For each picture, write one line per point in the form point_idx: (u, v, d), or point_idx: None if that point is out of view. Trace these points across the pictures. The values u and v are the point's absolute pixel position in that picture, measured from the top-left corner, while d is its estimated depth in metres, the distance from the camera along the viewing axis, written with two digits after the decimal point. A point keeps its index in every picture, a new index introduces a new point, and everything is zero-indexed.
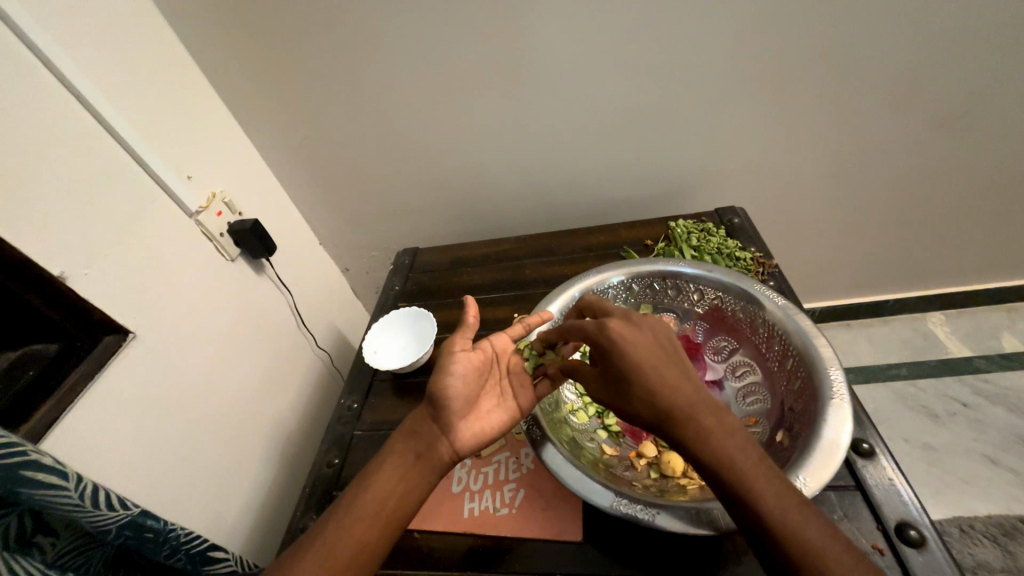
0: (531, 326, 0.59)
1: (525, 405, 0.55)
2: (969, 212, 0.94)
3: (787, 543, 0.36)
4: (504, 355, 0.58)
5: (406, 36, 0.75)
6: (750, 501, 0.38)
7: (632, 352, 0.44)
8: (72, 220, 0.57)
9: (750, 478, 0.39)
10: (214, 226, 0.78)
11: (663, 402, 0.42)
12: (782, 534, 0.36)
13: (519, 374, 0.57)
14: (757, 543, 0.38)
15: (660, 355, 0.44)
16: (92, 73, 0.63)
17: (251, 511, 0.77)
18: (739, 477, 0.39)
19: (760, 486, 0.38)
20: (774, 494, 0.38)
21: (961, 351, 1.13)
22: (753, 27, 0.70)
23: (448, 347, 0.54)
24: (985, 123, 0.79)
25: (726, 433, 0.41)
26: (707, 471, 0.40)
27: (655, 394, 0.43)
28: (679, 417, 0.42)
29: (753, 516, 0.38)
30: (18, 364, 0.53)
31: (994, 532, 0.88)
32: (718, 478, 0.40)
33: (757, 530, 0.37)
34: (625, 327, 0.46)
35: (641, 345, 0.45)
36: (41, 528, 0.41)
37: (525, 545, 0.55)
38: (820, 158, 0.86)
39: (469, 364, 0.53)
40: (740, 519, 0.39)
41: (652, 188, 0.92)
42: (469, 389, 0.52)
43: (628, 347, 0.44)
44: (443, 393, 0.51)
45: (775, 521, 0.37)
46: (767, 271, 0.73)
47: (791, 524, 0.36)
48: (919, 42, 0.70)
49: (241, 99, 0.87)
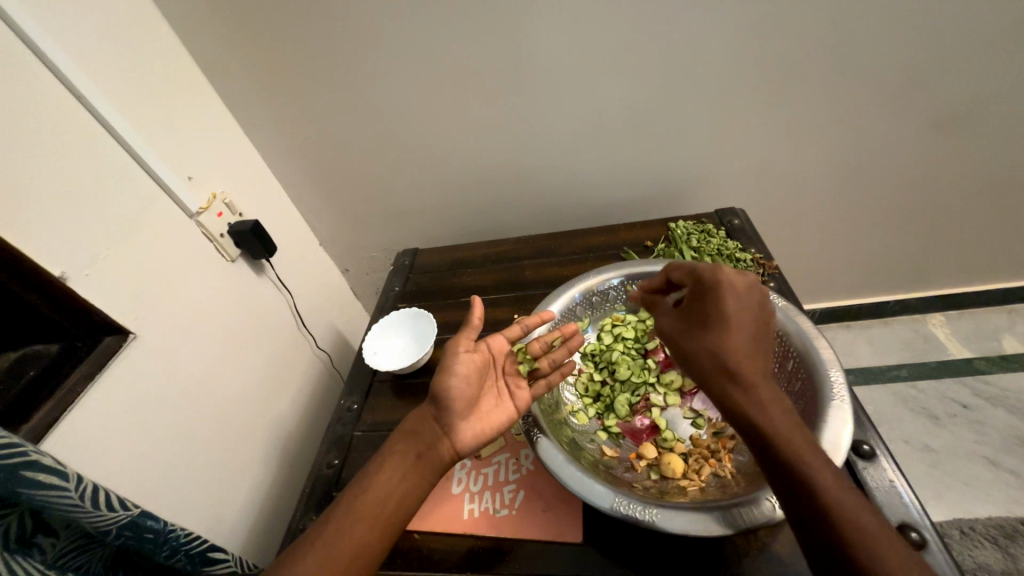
0: (528, 328, 0.60)
1: (522, 407, 0.55)
2: (968, 213, 0.94)
3: (831, 513, 0.36)
4: (503, 355, 0.58)
5: (405, 37, 0.76)
6: (797, 471, 0.38)
7: (726, 304, 0.45)
8: (71, 221, 0.57)
9: (809, 457, 0.39)
10: (214, 227, 0.78)
11: (734, 361, 0.43)
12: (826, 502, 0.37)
13: (516, 377, 0.57)
14: (796, 512, 0.38)
15: (750, 311, 0.45)
16: (93, 74, 0.63)
17: (251, 512, 0.77)
18: (789, 447, 0.39)
19: (810, 459, 0.39)
20: (820, 465, 0.38)
21: (961, 353, 1.13)
22: (753, 28, 0.70)
23: (451, 347, 0.54)
24: (986, 124, 0.79)
25: (779, 405, 0.41)
26: (756, 438, 0.40)
27: (730, 348, 0.43)
28: (741, 379, 0.42)
29: (799, 485, 0.38)
30: (18, 364, 0.53)
31: (995, 534, 0.88)
32: (767, 446, 0.40)
33: (808, 507, 0.37)
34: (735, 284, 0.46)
35: (736, 300, 0.45)
36: (41, 528, 0.41)
37: (525, 546, 0.55)
38: (820, 159, 0.86)
39: (472, 364, 0.54)
40: (782, 485, 0.39)
41: (651, 189, 0.92)
42: (471, 390, 0.53)
43: (724, 297, 0.45)
44: (444, 392, 0.51)
45: (827, 494, 0.37)
46: (767, 272, 0.73)
47: (836, 495, 0.37)
48: (919, 43, 0.70)
49: (242, 99, 0.87)
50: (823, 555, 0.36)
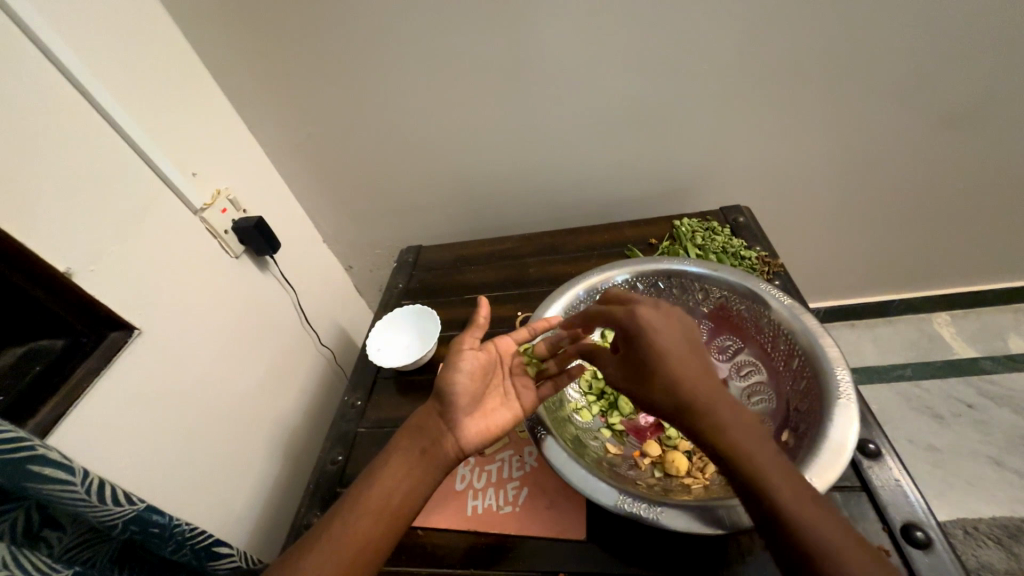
0: (536, 330, 0.59)
1: (528, 406, 0.54)
2: (974, 212, 0.93)
3: (800, 538, 0.35)
4: (510, 355, 0.58)
5: (409, 33, 0.75)
6: (763, 491, 0.37)
7: (659, 340, 0.45)
8: (76, 217, 0.57)
9: (767, 473, 0.38)
10: (218, 223, 0.78)
11: (683, 391, 0.42)
12: (792, 524, 0.36)
13: (522, 376, 0.57)
14: (766, 533, 0.37)
15: (687, 344, 0.45)
16: (97, 69, 0.63)
17: (255, 508, 0.77)
18: (753, 468, 0.38)
19: (776, 480, 0.38)
20: (788, 487, 0.37)
21: (965, 352, 1.13)
22: (759, 25, 0.69)
23: (457, 345, 0.54)
24: (995, 122, 0.78)
25: (741, 427, 0.40)
26: (720, 460, 0.40)
27: (677, 380, 0.43)
28: (697, 408, 0.41)
29: (766, 506, 0.37)
30: (22, 360, 0.53)
31: (999, 534, 0.88)
32: (731, 470, 0.39)
33: (772, 523, 0.37)
34: (657, 316, 0.47)
35: (670, 333, 0.45)
36: (47, 522, 0.41)
37: (528, 543, 0.55)
38: (825, 157, 0.85)
39: (477, 362, 0.54)
40: (750, 506, 0.38)
41: (656, 186, 0.92)
42: (476, 387, 0.53)
43: (656, 333, 0.45)
44: (450, 389, 0.51)
45: (787, 511, 0.36)
46: (772, 270, 0.73)
47: (797, 511, 0.36)
48: (928, 40, 0.69)
49: (245, 96, 0.87)
50: None
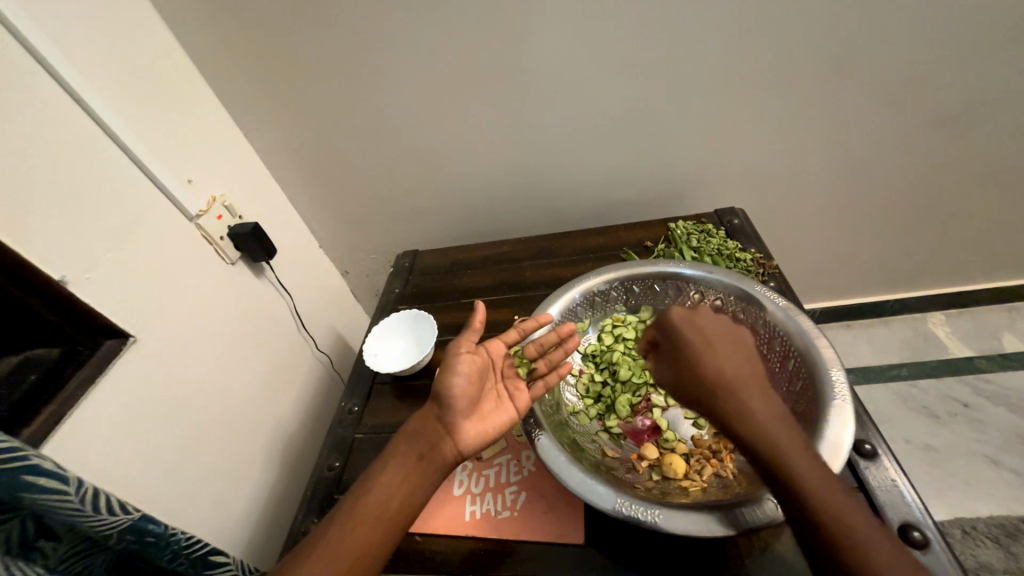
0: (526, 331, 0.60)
1: (522, 407, 0.55)
2: (967, 212, 0.94)
3: (827, 524, 0.38)
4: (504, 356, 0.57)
5: (404, 39, 0.76)
6: (794, 482, 0.40)
7: (701, 329, 0.48)
8: (71, 225, 0.57)
9: (798, 464, 0.40)
10: (214, 230, 0.78)
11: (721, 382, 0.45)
12: (819, 512, 0.38)
13: (515, 379, 0.57)
14: (794, 521, 0.39)
15: (729, 334, 0.48)
16: (92, 77, 0.63)
17: (252, 515, 0.77)
18: (783, 461, 0.40)
19: (804, 470, 0.40)
20: (816, 477, 0.39)
21: (961, 351, 1.13)
22: (751, 29, 0.70)
23: (453, 348, 0.54)
24: (984, 123, 0.79)
25: (772, 416, 0.43)
26: (751, 452, 0.42)
27: (717, 369, 0.45)
28: (732, 400, 0.44)
29: (794, 496, 0.39)
30: (20, 368, 0.52)
31: (996, 533, 0.88)
32: (762, 460, 0.41)
33: (798, 510, 0.39)
34: (710, 315, 0.49)
35: (713, 325, 0.48)
36: (42, 532, 0.41)
37: (526, 548, 0.55)
38: (818, 159, 0.86)
39: (474, 364, 0.53)
40: (778, 496, 0.41)
41: (651, 189, 0.92)
42: (473, 389, 0.52)
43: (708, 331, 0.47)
44: (448, 393, 0.51)
45: (815, 500, 0.38)
46: (767, 272, 0.73)
47: (825, 500, 0.38)
48: (917, 43, 0.70)
49: (241, 102, 0.87)
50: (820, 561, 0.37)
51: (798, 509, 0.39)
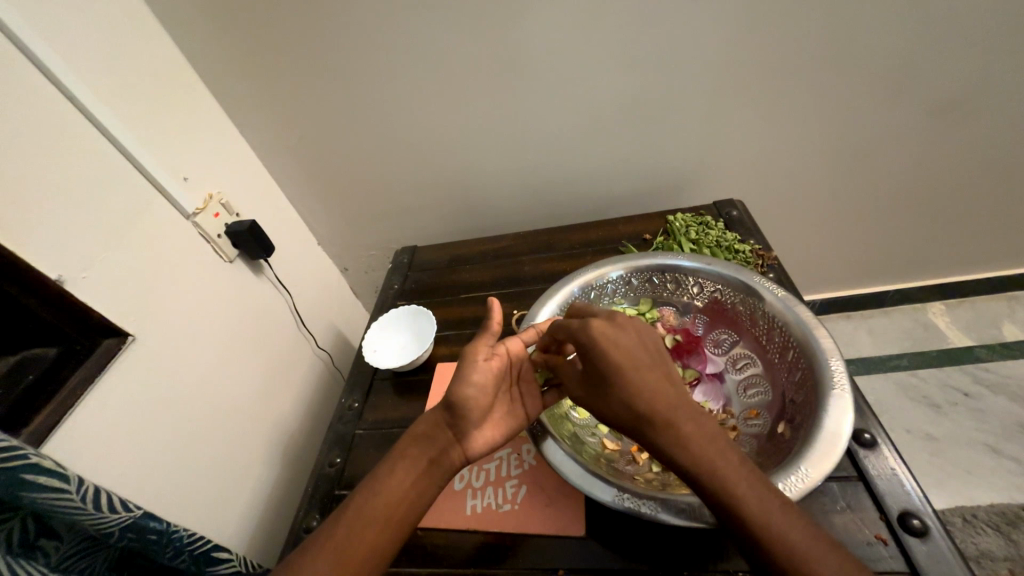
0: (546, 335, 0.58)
1: (532, 414, 0.55)
2: (967, 201, 0.93)
3: (770, 546, 0.36)
4: (522, 361, 0.56)
5: (399, 34, 0.75)
6: (733, 506, 0.38)
7: (611, 355, 0.43)
8: (68, 225, 0.57)
9: (734, 484, 0.38)
10: (211, 228, 0.78)
11: (647, 410, 0.42)
12: (763, 536, 0.37)
13: (529, 384, 0.56)
14: (742, 545, 0.38)
15: (644, 355, 0.44)
16: (85, 75, 0.62)
17: (254, 513, 0.77)
18: (723, 487, 0.39)
19: (745, 492, 0.38)
20: (756, 497, 0.38)
21: (961, 341, 1.13)
22: (749, 19, 0.70)
23: (471, 354, 0.53)
24: (984, 112, 0.78)
25: (706, 439, 0.41)
26: (690, 479, 0.40)
27: (637, 398, 0.42)
28: (662, 427, 0.42)
29: (738, 521, 0.38)
30: (18, 367, 0.52)
31: (997, 521, 0.88)
32: (698, 484, 0.40)
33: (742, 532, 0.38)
34: (608, 328, 0.45)
35: (623, 346, 0.44)
36: (44, 531, 0.41)
37: (528, 541, 0.55)
38: (817, 150, 0.86)
39: (491, 373, 0.53)
40: (723, 522, 0.39)
41: (649, 182, 0.92)
42: (487, 399, 0.52)
43: (610, 350, 0.44)
44: (461, 401, 0.50)
45: (756, 521, 0.37)
46: (767, 263, 0.73)
47: (767, 519, 0.37)
48: (917, 32, 0.70)
49: (237, 100, 0.87)
50: None
51: (741, 533, 0.38)
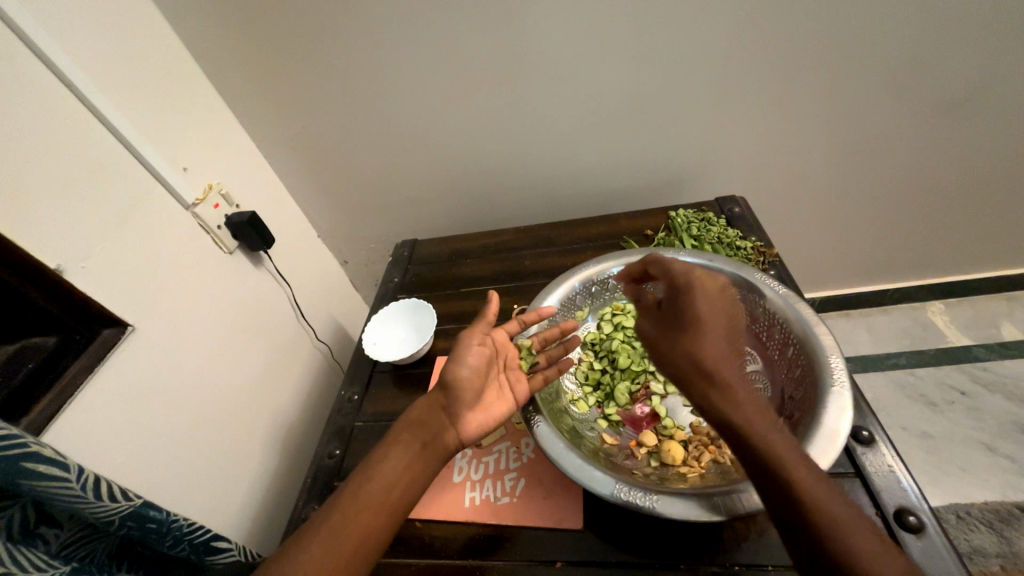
0: (528, 323, 0.61)
1: (521, 399, 0.56)
2: (968, 201, 0.93)
3: (808, 508, 0.36)
4: (510, 348, 0.59)
5: (402, 26, 0.74)
6: (778, 467, 0.38)
7: (701, 307, 0.47)
8: (69, 217, 0.57)
9: (778, 446, 0.39)
10: (211, 219, 0.78)
11: (709, 364, 0.43)
12: (804, 498, 0.37)
13: (516, 370, 0.58)
14: (777, 507, 0.38)
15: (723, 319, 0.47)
16: (85, 64, 0.62)
17: (253, 502, 0.77)
18: (767, 448, 0.39)
19: (788, 454, 0.39)
20: (800, 463, 0.38)
21: (959, 340, 1.14)
22: (753, 17, 0.69)
23: (465, 338, 0.55)
24: (989, 111, 0.78)
25: (754, 401, 0.42)
26: (735, 437, 0.41)
27: (705, 351, 0.44)
28: (719, 382, 0.42)
29: (776, 479, 0.38)
30: (18, 356, 0.52)
31: (991, 518, 0.89)
32: (743, 442, 0.40)
33: (781, 495, 0.38)
34: (704, 282, 0.49)
35: (711, 303, 0.48)
36: (44, 519, 0.41)
37: (525, 533, 0.56)
38: (819, 148, 0.85)
39: (482, 356, 0.55)
40: (759, 481, 0.39)
41: (651, 178, 0.92)
42: (478, 380, 0.54)
43: (701, 301, 0.47)
44: (454, 382, 0.52)
45: (800, 485, 0.37)
46: (767, 260, 0.73)
47: (808, 484, 0.37)
48: (920, 32, 0.70)
49: (238, 92, 0.86)
50: (802, 545, 0.36)
51: (779, 491, 0.38)
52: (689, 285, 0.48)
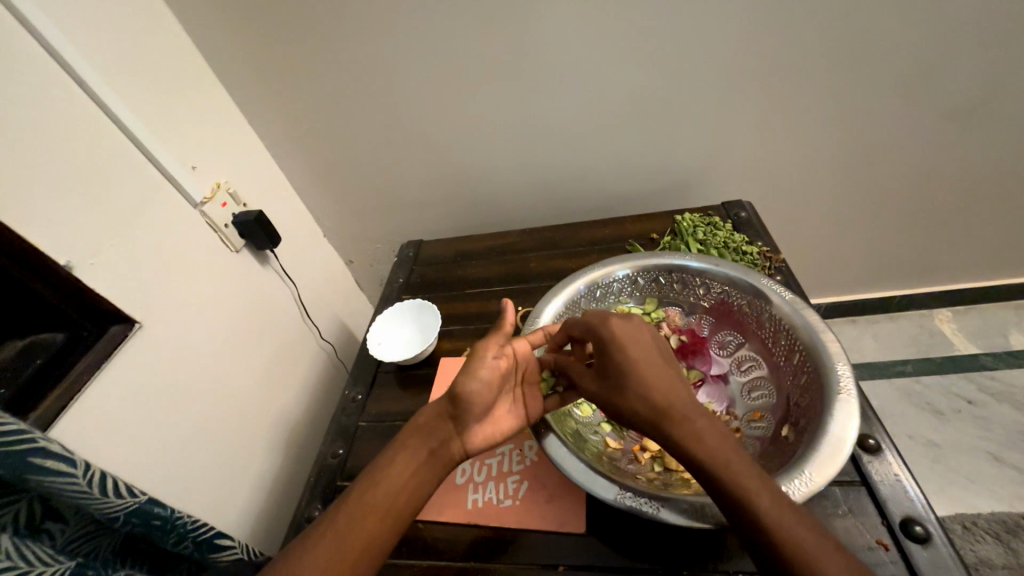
0: (550, 336, 0.58)
1: (533, 416, 0.55)
2: (977, 208, 0.92)
3: (781, 545, 0.35)
4: (529, 359, 0.57)
5: (410, 28, 0.75)
6: (745, 503, 0.37)
7: (631, 354, 0.47)
8: (78, 214, 0.57)
9: (743, 481, 0.38)
10: (218, 217, 0.78)
11: (661, 404, 0.44)
12: (774, 534, 0.36)
13: (532, 386, 0.56)
14: (750, 543, 0.37)
15: (653, 354, 0.47)
16: (97, 64, 0.62)
17: (256, 501, 0.77)
18: (737, 485, 0.38)
19: (755, 488, 0.38)
20: (768, 498, 0.37)
21: (967, 349, 1.13)
22: (760, 22, 0.69)
23: (482, 349, 0.53)
24: (998, 117, 0.77)
25: (717, 433, 0.41)
26: (700, 474, 0.40)
27: (653, 392, 0.44)
28: (674, 420, 0.42)
29: (746, 517, 0.37)
30: (26, 352, 0.53)
31: (997, 529, 0.88)
32: (709, 478, 0.39)
33: (753, 532, 0.37)
34: (627, 326, 0.49)
35: (643, 346, 0.47)
36: (50, 514, 0.42)
37: (527, 536, 0.55)
38: (826, 153, 0.85)
39: (498, 369, 0.53)
40: (731, 518, 0.38)
41: (657, 181, 0.92)
42: (491, 394, 0.52)
43: (629, 349, 0.47)
44: (468, 396, 0.51)
45: (768, 521, 0.36)
46: (774, 265, 0.73)
47: (778, 518, 0.36)
48: (929, 39, 0.69)
49: (246, 91, 0.87)
50: None
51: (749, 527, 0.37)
52: (611, 340, 0.48)
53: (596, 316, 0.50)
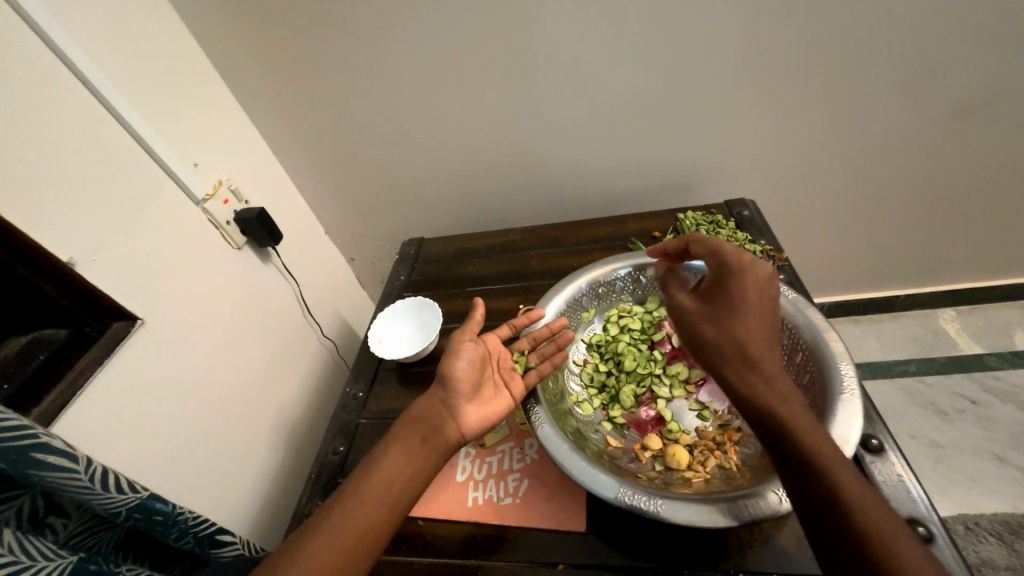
0: (517, 327, 0.62)
1: (518, 394, 0.56)
2: (983, 207, 0.92)
3: (852, 514, 0.36)
4: (501, 349, 0.59)
5: (412, 26, 0.74)
6: (820, 466, 0.38)
7: (750, 296, 0.45)
8: (81, 211, 0.57)
9: (820, 445, 0.39)
10: (220, 215, 0.78)
11: (754, 353, 0.43)
12: (848, 502, 0.36)
13: (511, 369, 0.58)
14: (814, 505, 0.38)
15: (769, 301, 0.46)
16: (100, 61, 0.62)
17: (258, 497, 0.78)
18: (809, 445, 0.39)
19: (832, 456, 0.38)
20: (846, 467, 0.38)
21: (971, 349, 1.12)
22: (765, 20, 0.69)
23: (458, 336, 0.57)
24: (1004, 115, 0.77)
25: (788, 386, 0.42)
26: (777, 428, 0.40)
27: (748, 337, 0.44)
28: (762, 372, 0.42)
29: (819, 480, 0.38)
30: (30, 349, 0.54)
31: (1000, 530, 0.88)
32: (783, 434, 0.40)
33: (822, 495, 0.37)
34: (758, 268, 0.47)
35: (761, 293, 0.46)
36: (53, 509, 0.42)
37: (528, 535, 0.55)
38: (831, 152, 0.85)
39: (476, 351, 0.56)
40: (797, 477, 0.39)
41: (660, 180, 0.91)
42: (475, 374, 0.54)
43: (751, 290, 0.45)
44: (452, 376, 0.53)
45: (844, 490, 0.37)
46: (777, 264, 0.72)
47: (851, 489, 0.37)
48: (936, 37, 0.69)
49: (248, 88, 0.87)
50: (836, 549, 0.36)
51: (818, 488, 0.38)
52: (739, 275, 0.46)
53: (732, 250, 0.48)
